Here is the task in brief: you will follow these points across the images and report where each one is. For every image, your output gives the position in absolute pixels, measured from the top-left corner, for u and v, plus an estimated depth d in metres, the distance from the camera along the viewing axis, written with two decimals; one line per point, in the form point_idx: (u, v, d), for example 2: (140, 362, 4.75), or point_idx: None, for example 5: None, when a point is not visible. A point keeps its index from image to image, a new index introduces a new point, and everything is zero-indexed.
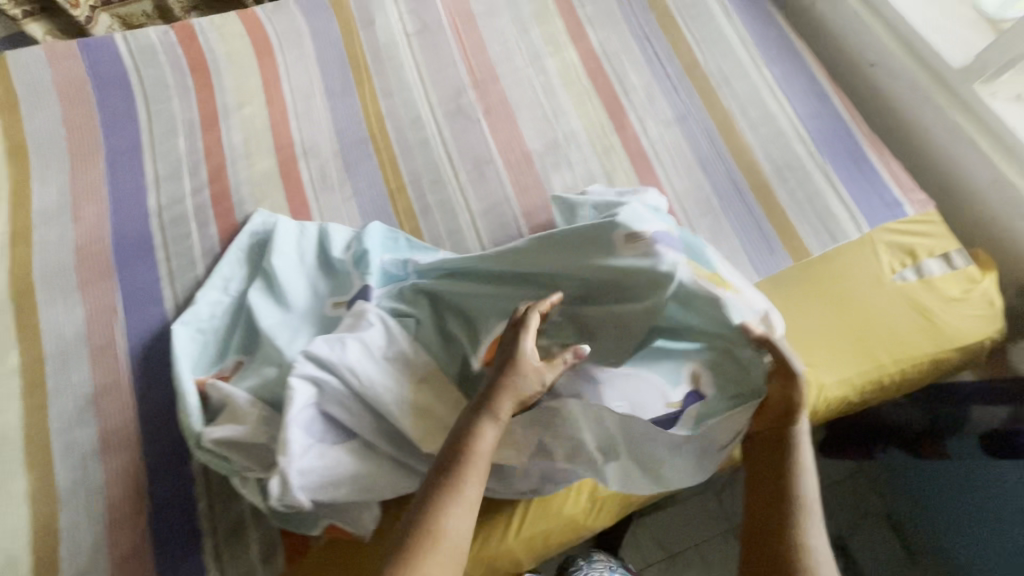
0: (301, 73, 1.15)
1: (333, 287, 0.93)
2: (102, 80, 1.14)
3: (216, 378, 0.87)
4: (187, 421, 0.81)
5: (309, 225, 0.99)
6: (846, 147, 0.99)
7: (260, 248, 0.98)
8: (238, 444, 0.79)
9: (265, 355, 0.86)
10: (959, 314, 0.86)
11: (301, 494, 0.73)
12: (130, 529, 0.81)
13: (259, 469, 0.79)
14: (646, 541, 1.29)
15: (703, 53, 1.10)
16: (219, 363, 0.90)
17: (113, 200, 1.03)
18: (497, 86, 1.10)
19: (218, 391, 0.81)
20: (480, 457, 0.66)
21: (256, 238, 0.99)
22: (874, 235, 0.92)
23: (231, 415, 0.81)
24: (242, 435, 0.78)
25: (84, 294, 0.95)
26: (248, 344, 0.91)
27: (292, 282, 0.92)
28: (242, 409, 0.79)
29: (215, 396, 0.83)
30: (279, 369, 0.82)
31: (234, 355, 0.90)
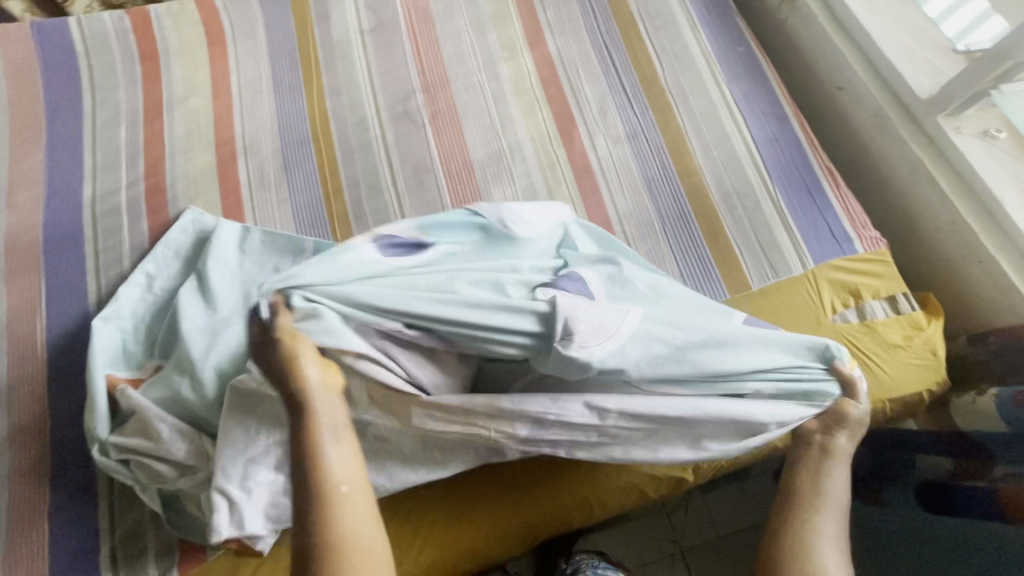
0: (251, 66, 1.12)
1: None
2: (51, 65, 1.12)
3: (131, 381, 0.82)
4: (92, 425, 0.77)
5: (247, 228, 0.95)
6: (801, 175, 0.94)
7: (198, 249, 0.95)
8: (143, 458, 0.75)
9: (180, 363, 0.78)
10: (899, 362, 0.81)
11: (256, 526, 0.72)
12: (28, 527, 0.80)
13: (155, 483, 0.76)
14: None
15: (663, 65, 1.05)
16: (140, 365, 0.85)
17: (48, 189, 1.02)
18: (447, 91, 1.06)
19: (128, 400, 0.76)
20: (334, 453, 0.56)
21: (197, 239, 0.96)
22: (818, 272, 0.87)
23: (139, 426, 0.76)
24: (152, 448, 0.75)
25: (10, 285, 0.94)
26: (168, 346, 0.85)
27: (225, 287, 0.87)
28: (151, 424, 0.74)
29: (125, 404, 0.77)
30: (193, 382, 0.76)
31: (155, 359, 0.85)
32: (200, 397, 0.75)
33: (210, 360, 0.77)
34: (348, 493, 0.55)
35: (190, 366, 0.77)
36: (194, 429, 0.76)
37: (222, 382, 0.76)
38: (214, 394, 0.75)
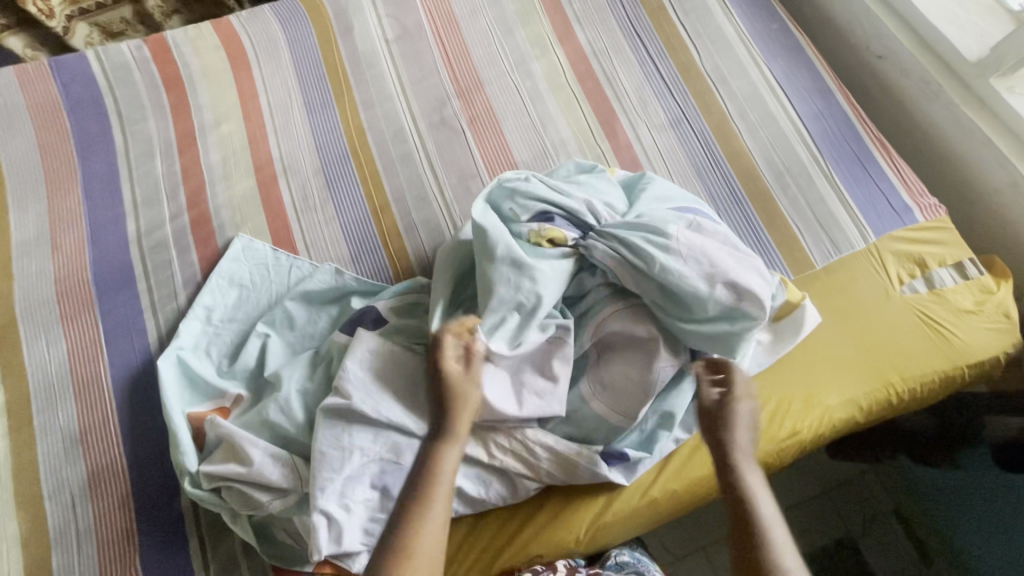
0: (278, 86, 1.11)
1: (333, 322, 0.88)
2: (76, 101, 1.10)
3: (215, 411, 0.81)
4: (180, 458, 0.77)
5: (297, 258, 0.96)
6: (852, 150, 0.94)
7: (261, 272, 0.95)
8: (230, 482, 0.74)
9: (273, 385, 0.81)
10: (972, 326, 0.81)
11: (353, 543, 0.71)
12: (122, 570, 0.80)
13: (247, 510, 0.75)
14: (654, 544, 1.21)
15: (698, 49, 1.04)
16: (218, 393, 0.84)
17: (91, 227, 1.01)
18: (481, 94, 1.06)
19: (216, 429, 0.75)
20: (443, 476, 0.65)
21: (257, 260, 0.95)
22: (881, 244, 0.87)
23: (227, 452, 0.75)
24: (245, 476, 0.73)
25: (67, 328, 0.94)
26: (244, 375, 0.85)
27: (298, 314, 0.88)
28: (241, 449, 0.73)
29: (213, 434, 0.77)
30: (281, 411, 0.76)
31: (234, 387, 0.84)
32: (291, 421, 0.76)
33: (294, 382, 0.79)
34: (433, 518, 0.62)
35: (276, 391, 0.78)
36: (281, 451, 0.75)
37: (309, 407, 0.77)
38: (304, 418, 0.76)
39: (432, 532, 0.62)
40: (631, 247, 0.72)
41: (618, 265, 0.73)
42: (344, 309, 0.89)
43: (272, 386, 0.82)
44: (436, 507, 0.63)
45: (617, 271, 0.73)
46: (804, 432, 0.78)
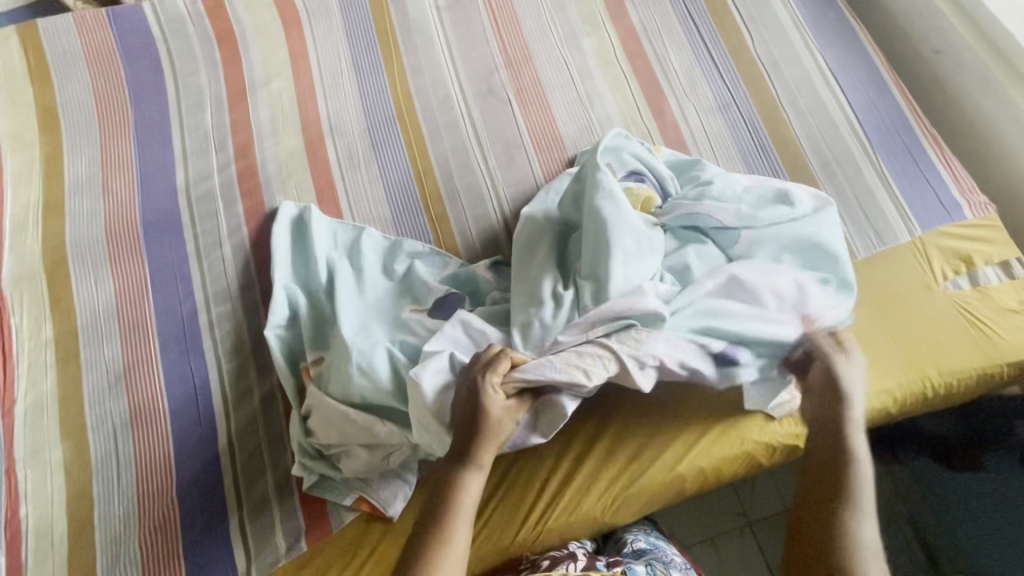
0: (329, 47, 1.12)
1: (398, 290, 0.89)
2: (131, 51, 1.12)
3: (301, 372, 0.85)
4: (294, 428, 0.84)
5: (342, 225, 0.96)
6: (903, 143, 0.93)
7: (304, 245, 0.95)
8: (344, 445, 0.81)
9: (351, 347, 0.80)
10: (1015, 327, 0.81)
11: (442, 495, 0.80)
12: (160, 500, 0.83)
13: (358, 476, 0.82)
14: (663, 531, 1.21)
15: (751, 33, 1.03)
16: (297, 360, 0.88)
17: (141, 174, 1.03)
18: (530, 67, 1.06)
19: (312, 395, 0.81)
20: (467, 504, 0.68)
21: (296, 233, 0.96)
22: (926, 239, 0.86)
23: (321, 422, 0.82)
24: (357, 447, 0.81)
25: (115, 269, 0.96)
26: (317, 337, 0.87)
27: (369, 283, 0.89)
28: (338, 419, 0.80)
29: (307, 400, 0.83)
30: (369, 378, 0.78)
31: (311, 349, 0.86)
32: (378, 384, 0.78)
33: (381, 344, 0.81)
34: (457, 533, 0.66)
35: (362, 352, 0.80)
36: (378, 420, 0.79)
37: (393, 372, 0.79)
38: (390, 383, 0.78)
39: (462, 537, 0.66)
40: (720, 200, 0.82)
41: (723, 213, 0.80)
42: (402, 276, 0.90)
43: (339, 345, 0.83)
44: (461, 515, 0.67)
45: (721, 216, 0.80)
46: None
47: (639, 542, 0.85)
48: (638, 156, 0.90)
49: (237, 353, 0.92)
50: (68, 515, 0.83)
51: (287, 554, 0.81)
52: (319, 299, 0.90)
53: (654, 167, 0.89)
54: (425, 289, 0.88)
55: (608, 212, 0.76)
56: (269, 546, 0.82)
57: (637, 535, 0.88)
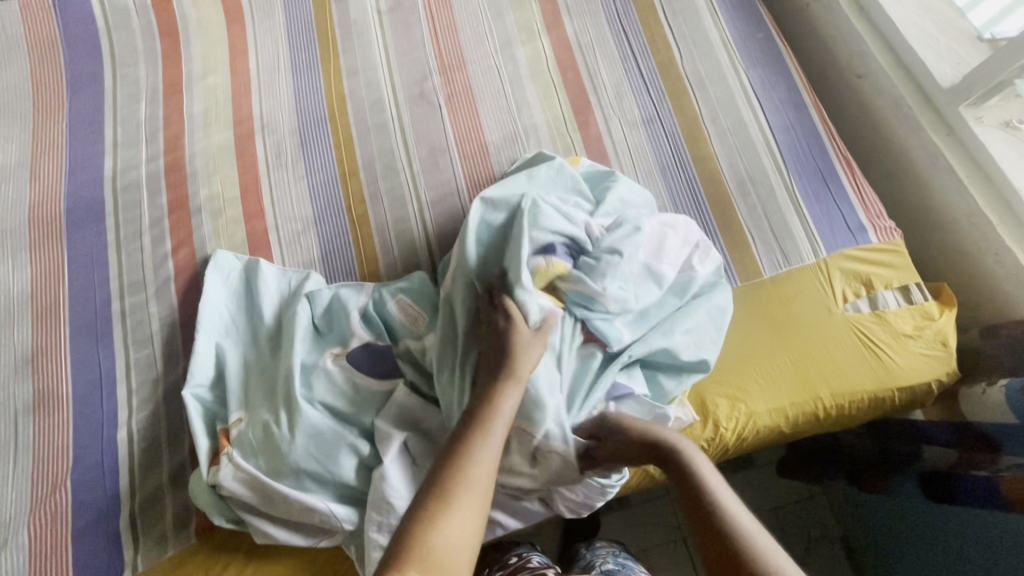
0: (269, 45, 1.13)
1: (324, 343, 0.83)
2: (73, 39, 1.13)
3: (222, 438, 0.79)
4: (212, 508, 0.77)
5: (263, 274, 0.91)
6: (817, 166, 0.94)
7: (251, 292, 0.91)
8: (263, 513, 0.76)
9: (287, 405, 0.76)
10: (908, 351, 0.81)
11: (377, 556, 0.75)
12: (53, 489, 0.83)
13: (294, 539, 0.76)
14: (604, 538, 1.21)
15: (681, 50, 1.04)
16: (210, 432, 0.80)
17: (70, 161, 1.03)
18: (463, 73, 1.07)
19: (237, 473, 0.75)
20: (485, 449, 0.62)
21: (242, 277, 0.92)
22: (831, 261, 0.87)
23: (245, 496, 0.75)
24: (291, 518, 0.75)
25: (34, 254, 0.96)
26: (245, 399, 0.81)
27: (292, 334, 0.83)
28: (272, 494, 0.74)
29: (226, 480, 0.75)
30: (307, 451, 0.74)
31: (235, 411, 0.80)
32: (320, 462, 0.74)
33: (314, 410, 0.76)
34: (477, 471, 0.61)
35: (295, 423, 0.75)
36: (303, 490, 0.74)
37: (332, 445, 0.74)
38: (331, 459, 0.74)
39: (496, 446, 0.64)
40: (621, 272, 0.76)
41: (616, 292, 0.75)
42: (324, 324, 0.85)
43: (266, 410, 0.78)
44: (495, 432, 0.64)
45: (616, 296, 0.75)
46: (725, 432, 0.79)
47: (609, 564, 0.87)
48: (559, 231, 0.78)
49: (145, 344, 0.91)
50: None
51: (175, 546, 0.82)
52: (248, 357, 0.85)
53: (572, 221, 0.81)
54: (351, 327, 0.82)
55: (521, 316, 0.72)
56: (159, 536, 0.82)
57: (606, 559, 0.90)
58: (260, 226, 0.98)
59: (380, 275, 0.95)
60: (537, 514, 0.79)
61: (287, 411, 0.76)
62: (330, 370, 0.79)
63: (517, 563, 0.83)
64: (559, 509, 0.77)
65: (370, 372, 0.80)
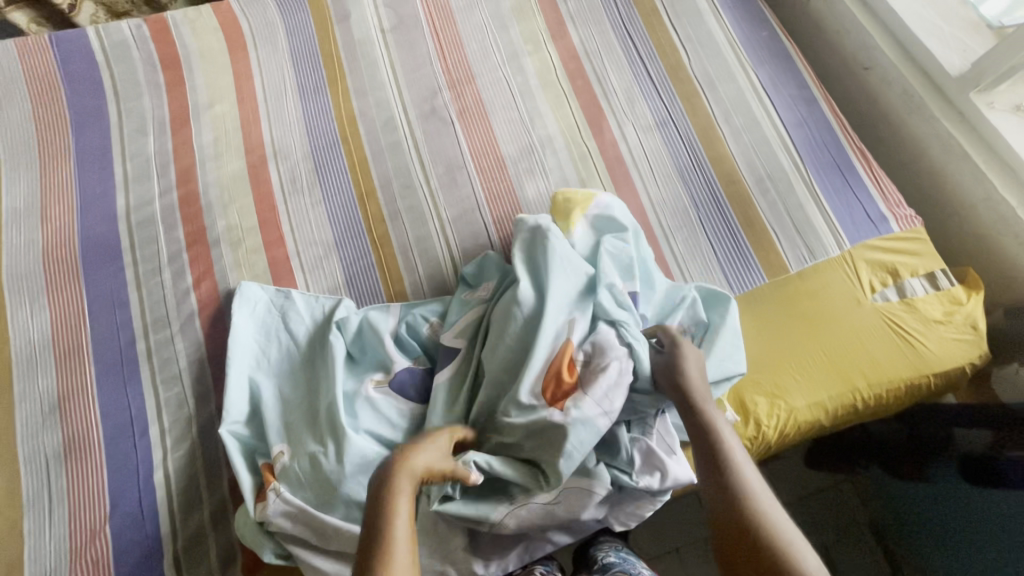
0: (274, 70, 1.12)
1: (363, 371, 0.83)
2: (73, 76, 1.11)
3: (267, 471, 0.78)
4: (259, 544, 0.76)
5: (294, 303, 0.91)
6: (833, 159, 0.95)
7: (281, 324, 0.90)
8: (316, 548, 0.75)
9: (333, 434, 0.75)
10: (940, 337, 0.82)
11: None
12: (92, 537, 0.81)
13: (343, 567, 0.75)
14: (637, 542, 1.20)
15: (687, 52, 1.05)
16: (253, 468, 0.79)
17: (81, 200, 1.02)
18: (473, 87, 1.07)
19: (284, 507, 0.74)
20: (395, 539, 0.59)
21: (268, 306, 0.91)
22: (856, 252, 0.88)
23: (293, 528, 0.74)
24: (340, 549, 0.74)
25: (52, 298, 0.95)
26: (285, 430, 0.80)
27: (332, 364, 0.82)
28: (322, 526, 0.73)
29: (273, 515, 0.74)
30: (356, 481, 0.73)
31: (278, 443, 0.79)
32: (371, 492, 0.73)
33: (362, 438, 0.75)
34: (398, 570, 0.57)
35: (342, 453, 0.74)
36: (354, 522, 0.74)
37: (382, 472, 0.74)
38: None
39: (405, 524, 0.61)
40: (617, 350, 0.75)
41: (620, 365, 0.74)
42: (359, 350, 0.85)
43: (309, 441, 0.77)
44: (398, 524, 0.60)
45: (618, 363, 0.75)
46: (767, 430, 0.79)
47: (608, 557, 0.87)
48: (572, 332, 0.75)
49: (174, 381, 0.90)
50: None
51: None
52: (283, 389, 0.85)
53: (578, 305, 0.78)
54: (389, 351, 0.82)
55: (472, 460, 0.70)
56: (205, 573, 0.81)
57: (608, 552, 0.89)
58: (281, 253, 0.97)
59: (406, 295, 0.94)
60: (587, 529, 0.78)
61: (333, 441, 0.75)
62: (373, 397, 0.78)
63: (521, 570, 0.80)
64: (610, 524, 0.77)
65: (415, 397, 0.80)
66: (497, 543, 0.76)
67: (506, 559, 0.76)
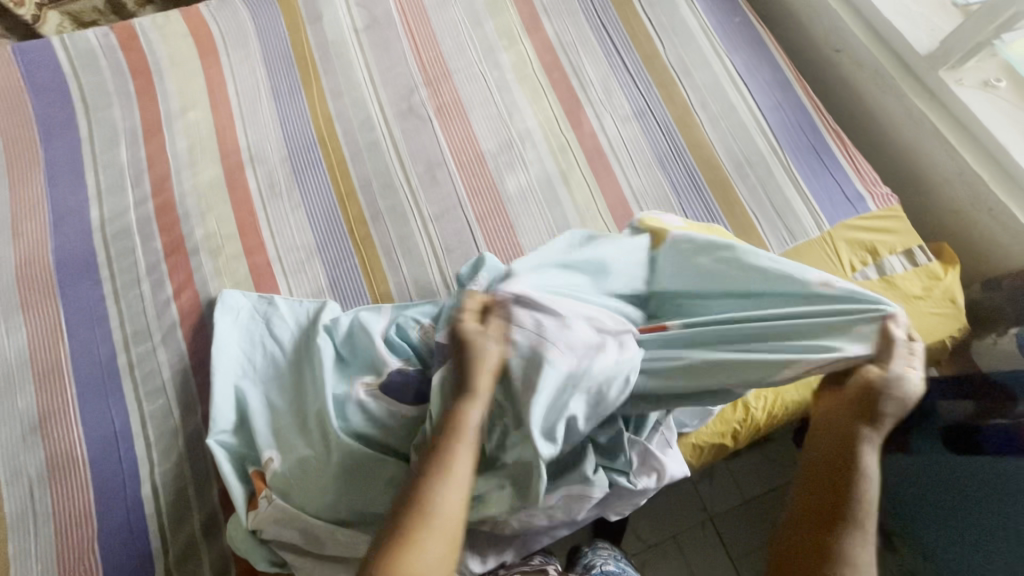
0: (246, 74, 1.10)
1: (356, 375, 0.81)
2: (40, 88, 1.09)
3: (257, 480, 0.77)
4: (252, 552, 0.75)
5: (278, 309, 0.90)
6: (809, 141, 0.96)
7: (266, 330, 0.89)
8: (310, 557, 0.75)
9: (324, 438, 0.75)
10: (921, 312, 0.84)
11: None
12: (79, 556, 0.80)
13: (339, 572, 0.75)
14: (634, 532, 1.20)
15: (662, 41, 1.06)
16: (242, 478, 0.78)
17: (54, 214, 0.99)
18: (449, 84, 1.06)
19: (274, 517, 0.73)
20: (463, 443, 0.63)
21: (251, 313, 0.90)
22: (836, 232, 0.89)
23: (286, 536, 0.73)
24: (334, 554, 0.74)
25: (28, 314, 0.93)
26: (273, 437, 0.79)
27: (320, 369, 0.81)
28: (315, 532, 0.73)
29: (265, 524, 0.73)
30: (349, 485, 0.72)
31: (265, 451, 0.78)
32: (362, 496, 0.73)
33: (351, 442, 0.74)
34: (457, 479, 0.61)
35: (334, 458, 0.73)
36: (348, 527, 0.74)
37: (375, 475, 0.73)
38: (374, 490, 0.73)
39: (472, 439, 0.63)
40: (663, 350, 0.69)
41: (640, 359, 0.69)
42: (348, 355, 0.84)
43: (299, 448, 0.76)
44: (461, 446, 0.62)
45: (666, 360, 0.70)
46: (756, 412, 0.82)
47: (607, 566, 0.86)
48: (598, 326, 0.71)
49: (158, 394, 0.88)
50: None
51: None
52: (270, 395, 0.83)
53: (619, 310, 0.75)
54: (378, 352, 0.81)
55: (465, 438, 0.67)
56: None
57: (604, 560, 0.88)
58: (262, 259, 0.96)
59: (392, 296, 0.93)
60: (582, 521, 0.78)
61: (324, 446, 0.75)
62: (363, 399, 0.77)
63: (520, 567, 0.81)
64: (606, 514, 0.77)
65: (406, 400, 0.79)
66: (493, 540, 0.75)
67: (501, 553, 0.76)
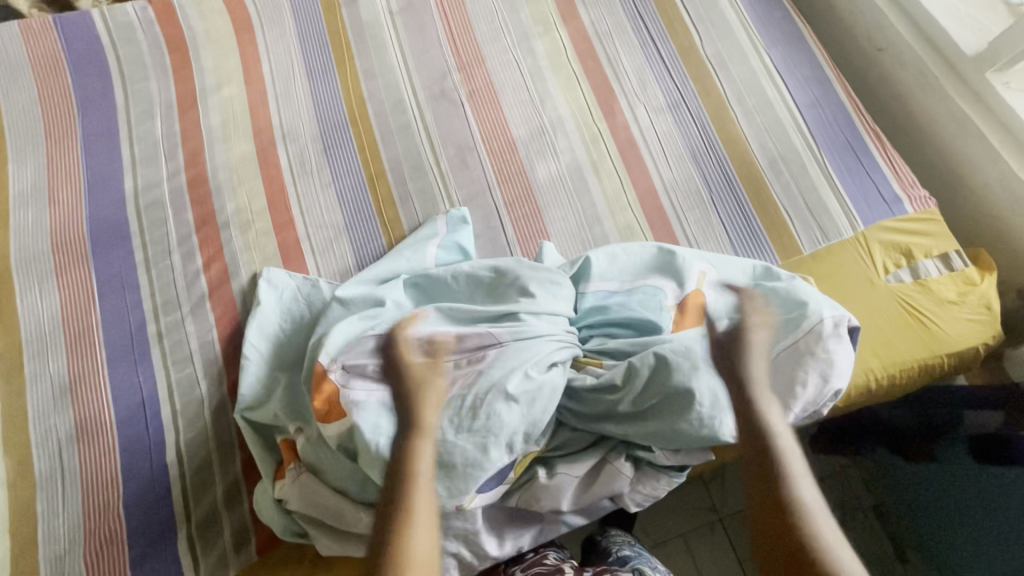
0: (281, 53, 1.11)
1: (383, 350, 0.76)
2: (79, 59, 1.10)
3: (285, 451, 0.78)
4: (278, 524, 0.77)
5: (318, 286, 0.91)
6: (846, 140, 0.95)
7: (305, 310, 0.89)
8: (329, 525, 0.75)
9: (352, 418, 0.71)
10: (954, 317, 0.82)
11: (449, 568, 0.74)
12: (104, 517, 0.81)
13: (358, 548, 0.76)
14: (645, 527, 1.20)
15: (700, 33, 1.04)
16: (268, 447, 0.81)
17: (89, 183, 1.01)
18: (483, 69, 1.06)
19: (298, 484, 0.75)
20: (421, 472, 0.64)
21: (294, 294, 0.90)
22: (870, 233, 0.88)
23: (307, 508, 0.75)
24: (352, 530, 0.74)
25: (62, 280, 0.94)
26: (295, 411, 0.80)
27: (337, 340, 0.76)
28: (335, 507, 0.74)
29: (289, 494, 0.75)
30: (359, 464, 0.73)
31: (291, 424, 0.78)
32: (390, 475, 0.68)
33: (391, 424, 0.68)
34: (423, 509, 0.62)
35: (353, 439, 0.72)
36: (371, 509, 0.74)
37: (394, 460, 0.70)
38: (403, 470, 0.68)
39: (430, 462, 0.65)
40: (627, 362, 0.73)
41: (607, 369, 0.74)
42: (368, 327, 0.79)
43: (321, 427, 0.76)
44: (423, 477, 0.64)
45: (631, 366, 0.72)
46: None
47: (624, 550, 0.86)
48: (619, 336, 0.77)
49: (185, 364, 0.90)
50: (11, 536, 0.80)
51: (237, 564, 0.81)
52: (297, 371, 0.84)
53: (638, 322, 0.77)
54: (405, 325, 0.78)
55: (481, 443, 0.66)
56: (217, 552, 0.81)
57: (622, 545, 0.88)
58: (292, 236, 0.97)
59: None
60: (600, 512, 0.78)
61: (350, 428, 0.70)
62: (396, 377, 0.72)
63: (533, 558, 0.78)
64: (625, 505, 0.76)
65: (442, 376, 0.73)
66: (512, 523, 0.76)
67: (520, 538, 0.76)
